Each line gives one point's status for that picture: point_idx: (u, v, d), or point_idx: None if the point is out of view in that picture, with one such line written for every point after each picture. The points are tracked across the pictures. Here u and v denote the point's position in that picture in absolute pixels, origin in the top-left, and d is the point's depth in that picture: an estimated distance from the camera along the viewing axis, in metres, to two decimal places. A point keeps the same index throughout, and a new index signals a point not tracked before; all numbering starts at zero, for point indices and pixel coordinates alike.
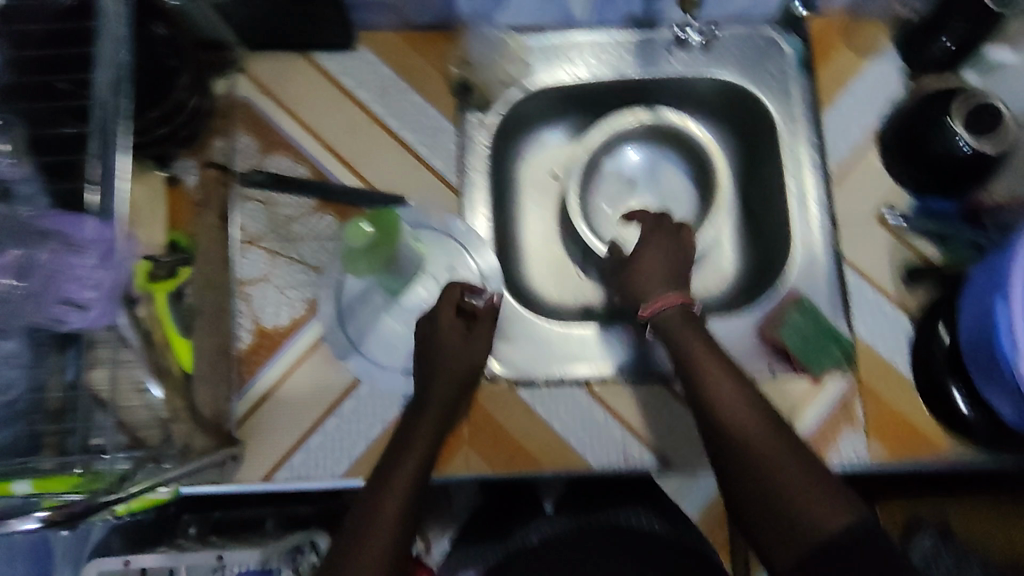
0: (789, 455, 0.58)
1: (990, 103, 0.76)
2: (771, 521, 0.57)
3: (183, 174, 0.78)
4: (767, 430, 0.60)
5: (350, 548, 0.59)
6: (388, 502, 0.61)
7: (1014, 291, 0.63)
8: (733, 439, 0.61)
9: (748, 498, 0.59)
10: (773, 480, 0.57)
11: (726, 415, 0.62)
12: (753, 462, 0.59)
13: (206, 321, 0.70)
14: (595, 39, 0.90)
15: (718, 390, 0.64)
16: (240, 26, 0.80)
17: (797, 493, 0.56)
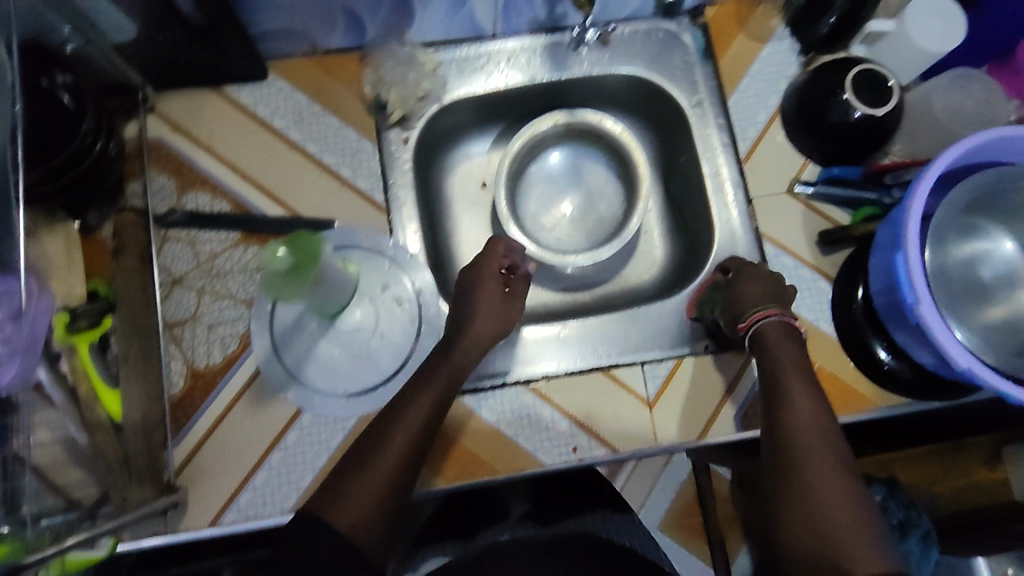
0: (836, 485, 0.58)
1: (875, 70, 0.81)
2: (804, 554, 0.56)
3: (98, 223, 0.79)
4: (828, 463, 0.60)
5: (354, 475, 0.63)
6: (391, 444, 0.65)
7: (908, 240, 0.64)
8: (787, 466, 0.61)
9: (790, 532, 0.58)
10: (820, 519, 0.57)
11: (785, 445, 0.62)
12: (805, 495, 0.58)
13: (132, 369, 0.74)
14: (504, 45, 0.90)
15: (798, 419, 0.64)
16: (144, 67, 0.81)
17: (841, 531, 0.55)
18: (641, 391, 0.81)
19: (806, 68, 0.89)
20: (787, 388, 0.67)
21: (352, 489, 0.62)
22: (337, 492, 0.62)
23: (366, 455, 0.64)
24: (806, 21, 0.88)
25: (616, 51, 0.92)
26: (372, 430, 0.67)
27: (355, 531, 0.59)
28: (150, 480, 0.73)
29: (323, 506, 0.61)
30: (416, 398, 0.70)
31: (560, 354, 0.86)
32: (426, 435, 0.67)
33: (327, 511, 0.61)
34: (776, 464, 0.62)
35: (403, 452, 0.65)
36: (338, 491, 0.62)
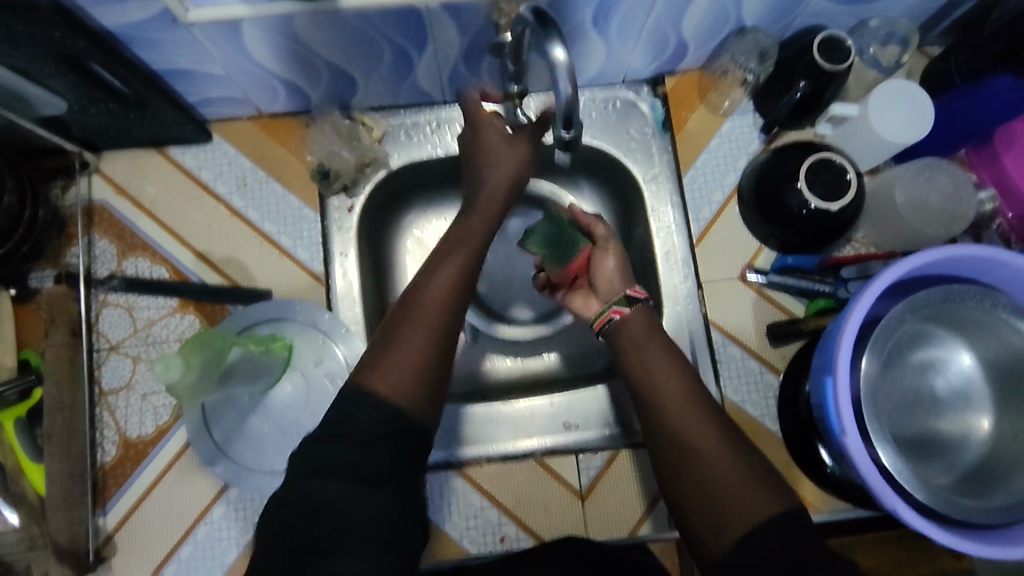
0: (714, 437, 0.61)
1: (833, 160, 0.77)
2: (701, 506, 0.59)
3: (38, 284, 0.81)
4: (698, 421, 0.62)
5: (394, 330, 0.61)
6: (422, 309, 0.61)
7: (838, 368, 0.62)
8: (664, 426, 0.63)
9: (682, 486, 0.60)
10: (712, 470, 0.59)
11: (655, 407, 0.64)
12: (693, 456, 0.60)
13: (57, 445, 0.73)
14: (455, 112, 0.88)
15: (660, 388, 0.64)
16: (82, 134, 0.80)
17: (730, 481, 0.58)
18: (574, 482, 0.79)
19: (767, 146, 0.86)
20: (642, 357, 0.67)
21: (387, 359, 0.59)
22: (375, 364, 0.59)
23: (400, 318, 0.61)
24: (768, 100, 0.84)
25: None
26: (407, 296, 0.63)
27: (392, 395, 0.57)
28: (70, 558, 0.73)
29: (358, 375, 0.58)
30: (453, 246, 0.67)
31: (500, 434, 0.82)
32: (465, 285, 0.64)
33: (366, 381, 0.58)
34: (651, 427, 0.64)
35: (438, 310, 0.62)
36: (372, 359, 0.59)
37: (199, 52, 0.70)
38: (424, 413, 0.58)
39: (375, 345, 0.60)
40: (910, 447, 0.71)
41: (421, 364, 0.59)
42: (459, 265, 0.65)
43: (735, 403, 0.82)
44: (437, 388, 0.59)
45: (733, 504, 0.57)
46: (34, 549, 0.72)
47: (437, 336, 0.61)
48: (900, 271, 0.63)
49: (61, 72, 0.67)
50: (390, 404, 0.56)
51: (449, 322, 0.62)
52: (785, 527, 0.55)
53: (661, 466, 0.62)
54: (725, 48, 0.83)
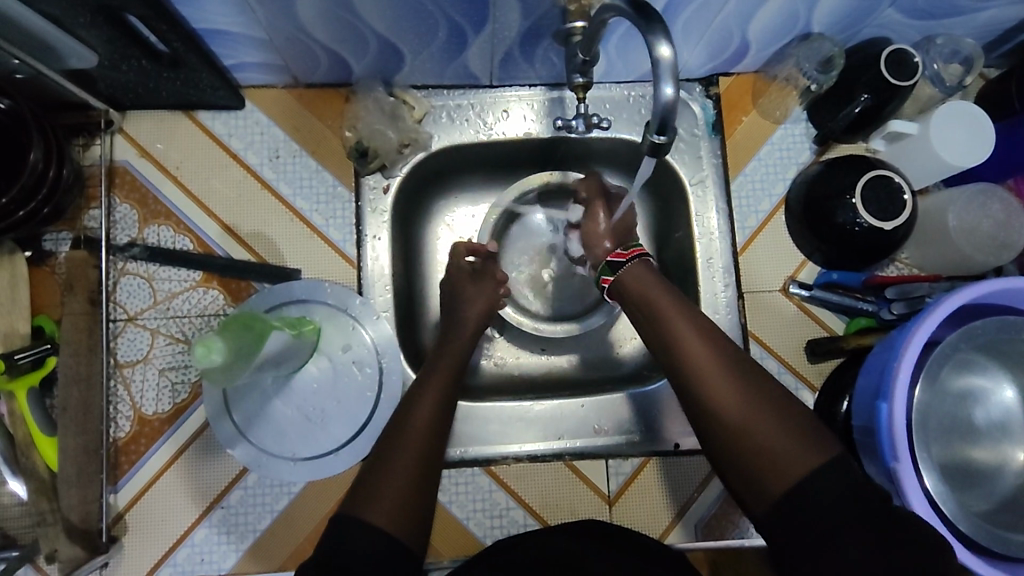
0: (756, 403, 0.60)
1: (890, 178, 0.76)
2: (747, 471, 0.59)
3: (54, 247, 0.77)
4: (737, 384, 0.61)
5: (384, 458, 0.65)
6: (407, 446, 0.65)
7: (894, 393, 0.62)
8: (702, 395, 0.62)
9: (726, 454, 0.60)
10: (757, 437, 0.58)
11: (688, 379, 0.63)
12: (734, 424, 0.60)
13: (71, 420, 0.70)
14: (501, 97, 0.85)
15: (692, 359, 0.63)
16: (108, 91, 0.75)
17: (776, 445, 0.58)
18: (603, 487, 0.79)
19: (818, 158, 0.85)
20: (671, 325, 0.66)
21: (378, 493, 0.61)
22: (367, 496, 0.61)
23: (387, 453, 0.65)
24: (826, 111, 0.82)
25: (621, 115, 0.85)
26: (392, 426, 0.68)
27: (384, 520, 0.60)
28: (81, 536, 0.70)
29: (350, 507, 0.61)
30: (428, 387, 0.71)
31: (527, 435, 0.80)
32: (444, 411, 0.70)
33: (359, 513, 0.60)
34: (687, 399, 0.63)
35: (422, 447, 0.66)
36: (363, 493, 0.62)
37: (245, 14, 0.66)
38: (412, 537, 0.61)
39: (364, 478, 0.64)
40: (954, 475, 0.70)
41: (409, 494, 0.62)
42: (437, 401, 0.70)
43: None
44: (424, 517, 0.63)
45: (780, 470, 0.57)
46: (42, 525, 0.69)
47: (421, 471, 0.64)
48: (961, 300, 0.62)
49: (98, 24, 0.63)
50: (386, 531, 0.59)
51: (429, 459, 0.66)
52: (836, 485, 0.55)
53: (703, 432, 0.62)
54: (789, 53, 0.80)
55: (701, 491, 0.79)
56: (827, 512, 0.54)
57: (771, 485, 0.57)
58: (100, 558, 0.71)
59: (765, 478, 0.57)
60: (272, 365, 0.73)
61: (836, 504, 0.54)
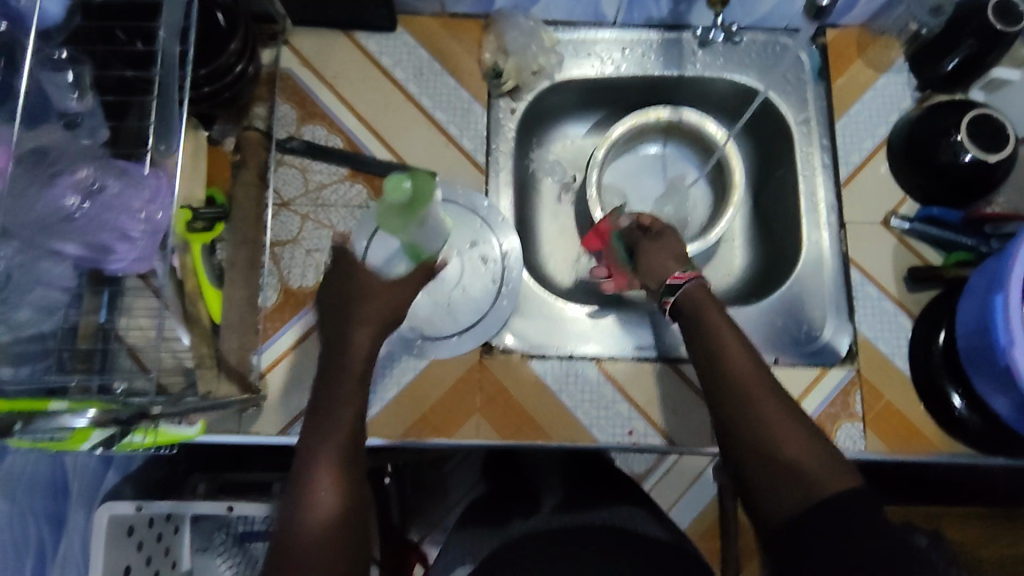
0: (776, 407, 0.58)
1: (994, 117, 0.81)
2: (769, 479, 0.56)
3: (222, 136, 0.86)
4: (764, 387, 0.59)
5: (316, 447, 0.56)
6: (332, 460, 0.55)
7: (1012, 282, 0.64)
8: (729, 391, 0.60)
9: (750, 460, 0.58)
10: (782, 447, 0.57)
11: (731, 380, 0.61)
12: (759, 429, 0.58)
13: (236, 275, 0.80)
14: (623, 35, 0.93)
15: (733, 360, 0.61)
16: (286, 1, 0.86)
17: (799, 456, 0.56)
18: (703, 390, 0.83)
19: (920, 104, 0.90)
20: (717, 335, 0.64)
21: (303, 509, 0.53)
22: (289, 516, 0.53)
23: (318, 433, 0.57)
24: (927, 58, 0.88)
25: (732, 59, 0.93)
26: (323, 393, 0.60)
27: (314, 524, 0.52)
28: (237, 378, 0.77)
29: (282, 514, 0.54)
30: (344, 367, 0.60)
31: (614, 342, 0.87)
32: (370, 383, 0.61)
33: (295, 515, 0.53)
34: (721, 394, 0.61)
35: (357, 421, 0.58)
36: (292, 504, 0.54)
37: None
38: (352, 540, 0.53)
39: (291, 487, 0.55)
40: None
41: (333, 515, 0.53)
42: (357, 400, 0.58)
43: (868, 339, 0.83)
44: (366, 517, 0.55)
45: (803, 484, 0.55)
46: (200, 367, 0.72)
47: (352, 490, 0.54)
48: None
49: None
50: (321, 528, 0.52)
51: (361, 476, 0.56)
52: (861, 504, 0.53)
53: (727, 432, 0.60)
54: None
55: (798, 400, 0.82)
56: (854, 526, 0.51)
57: (787, 493, 0.55)
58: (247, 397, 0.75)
59: (788, 490, 0.55)
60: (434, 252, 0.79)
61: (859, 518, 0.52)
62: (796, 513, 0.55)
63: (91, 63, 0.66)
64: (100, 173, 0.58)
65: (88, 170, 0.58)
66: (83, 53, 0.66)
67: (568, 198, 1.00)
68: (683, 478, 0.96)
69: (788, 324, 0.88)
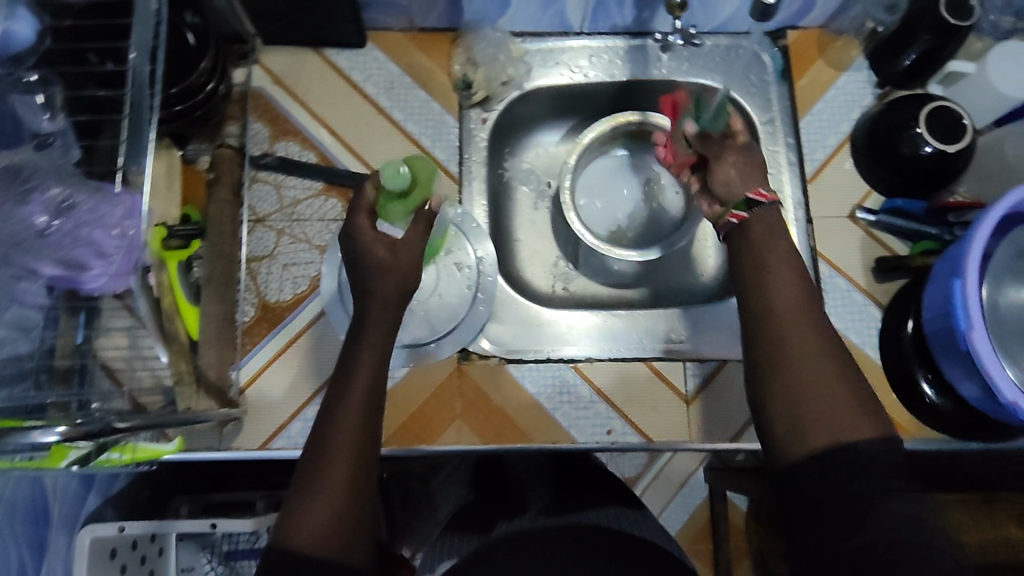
0: (813, 345, 0.57)
1: (952, 109, 0.83)
2: (794, 416, 0.55)
3: (196, 155, 0.87)
4: (805, 326, 0.58)
5: (325, 434, 0.59)
6: (339, 457, 0.57)
7: (968, 268, 0.66)
8: (769, 323, 0.59)
9: (774, 396, 0.57)
10: (803, 383, 0.56)
11: (769, 315, 0.59)
12: (789, 364, 0.57)
13: (213, 290, 0.80)
14: (589, 43, 0.95)
15: (776, 300, 0.59)
16: (256, 21, 0.87)
17: (826, 399, 0.55)
18: (681, 387, 0.84)
19: (880, 100, 0.92)
20: (763, 275, 0.61)
21: (307, 498, 0.56)
22: (292, 514, 0.56)
23: (330, 415, 0.60)
24: (885, 55, 0.90)
25: (697, 62, 0.95)
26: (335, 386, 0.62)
27: (310, 534, 0.55)
28: (215, 394, 0.77)
29: (286, 507, 0.57)
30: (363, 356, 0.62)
31: (597, 343, 0.87)
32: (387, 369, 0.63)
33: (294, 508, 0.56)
34: (757, 330, 0.59)
35: (366, 408, 0.60)
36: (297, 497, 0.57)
37: None
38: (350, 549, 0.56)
39: (300, 478, 0.58)
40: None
41: (332, 513, 0.55)
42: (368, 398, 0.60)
43: (839, 330, 0.85)
44: (364, 519, 0.58)
45: (827, 423, 0.54)
46: (180, 384, 0.74)
47: (355, 488, 0.57)
48: (1005, 208, 0.67)
49: None
50: (316, 538, 0.55)
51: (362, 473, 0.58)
52: (877, 457, 0.53)
53: (755, 367, 0.59)
54: None
55: None
56: (856, 481, 0.53)
57: (808, 436, 0.55)
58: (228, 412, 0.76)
59: (813, 428, 0.55)
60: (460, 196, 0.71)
61: (862, 476, 0.53)
62: (819, 451, 0.54)
63: (61, 85, 0.66)
64: (71, 190, 0.60)
65: (60, 187, 0.60)
66: (52, 77, 0.67)
67: (544, 205, 1.01)
68: (671, 482, 1.02)
69: None
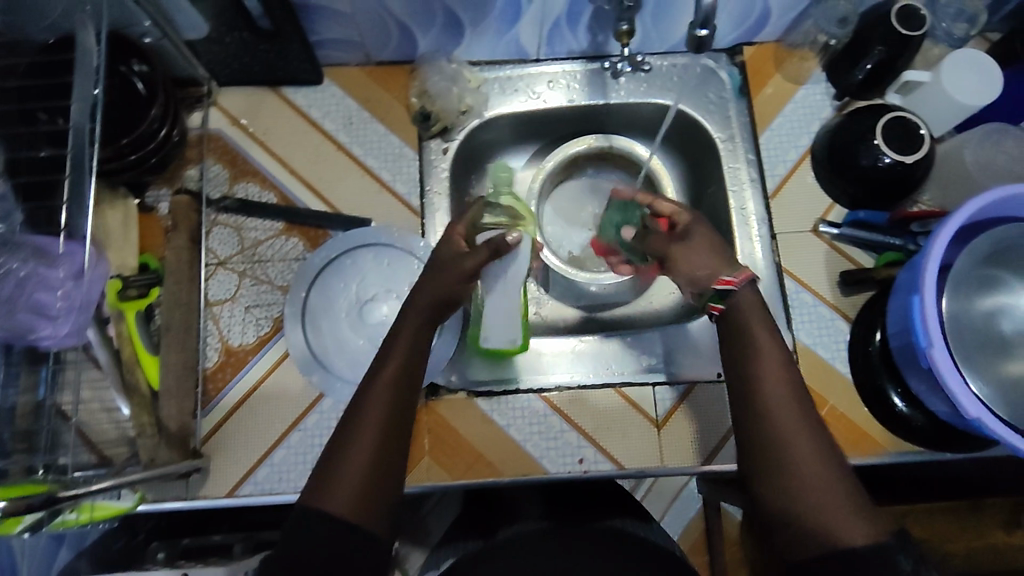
0: (810, 446, 0.56)
1: (908, 119, 0.82)
2: (790, 515, 0.54)
3: (154, 201, 0.87)
4: (800, 425, 0.57)
5: (355, 418, 0.60)
6: (368, 434, 0.58)
7: (925, 284, 0.66)
8: (763, 416, 0.59)
9: (773, 492, 0.56)
10: (798, 480, 0.55)
11: (761, 414, 0.59)
12: (784, 464, 0.56)
13: (172, 339, 0.80)
14: (547, 69, 0.95)
15: (770, 396, 0.59)
16: (209, 64, 0.87)
17: (825, 502, 0.53)
18: (651, 411, 0.83)
19: (839, 112, 0.92)
20: (756, 368, 0.61)
21: (336, 474, 0.56)
22: (327, 479, 0.56)
23: (360, 401, 0.61)
24: (841, 68, 0.90)
25: (655, 83, 0.95)
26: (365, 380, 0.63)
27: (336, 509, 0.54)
28: (177, 445, 0.76)
29: (313, 484, 0.57)
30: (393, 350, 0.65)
31: (575, 368, 0.87)
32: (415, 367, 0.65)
33: (320, 489, 0.56)
34: (751, 432, 0.59)
35: (394, 397, 0.61)
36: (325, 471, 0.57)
37: None
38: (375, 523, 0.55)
39: (328, 456, 0.58)
40: (996, 384, 0.71)
41: (370, 474, 0.56)
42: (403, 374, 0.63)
43: (806, 346, 0.85)
44: (392, 497, 0.57)
45: (822, 523, 0.52)
46: (143, 437, 0.75)
47: (381, 460, 0.57)
48: (963, 220, 0.67)
49: None
50: (342, 515, 0.54)
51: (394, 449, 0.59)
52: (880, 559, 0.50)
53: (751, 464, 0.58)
54: (807, 16, 0.88)
55: None
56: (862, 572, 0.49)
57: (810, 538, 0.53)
58: (192, 462, 0.75)
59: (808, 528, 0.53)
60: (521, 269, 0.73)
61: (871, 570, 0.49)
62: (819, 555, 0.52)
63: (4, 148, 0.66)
64: (7, 256, 0.60)
65: None
66: None
67: None
68: (665, 494, 0.93)
69: None
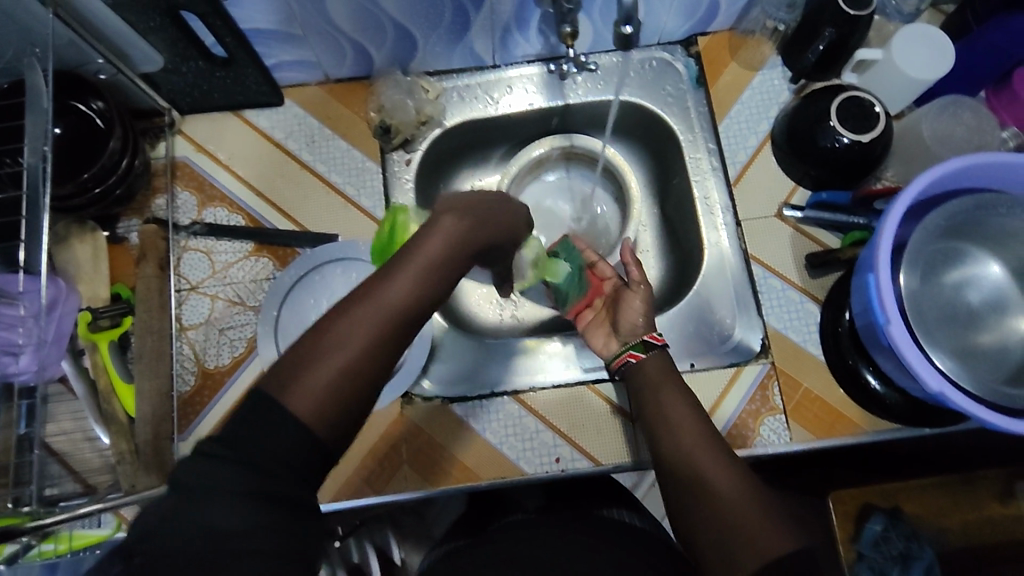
0: (725, 471, 0.56)
1: (861, 98, 0.82)
2: (712, 534, 0.52)
3: (125, 232, 0.88)
4: (712, 454, 0.58)
5: (357, 302, 0.47)
6: (365, 322, 0.46)
7: (879, 260, 0.66)
8: (679, 453, 0.59)
9: (693, 519, 0.54)
10: (715, 493, 0.54)
11: (673, 454, 0.60)
12: (700, 488, 0.55)
13: (147, 367, 0.80)
14: (503, 74, 0.96)
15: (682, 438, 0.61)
16: (170, 94, 0.89)
17: (743, 516, 0.51)
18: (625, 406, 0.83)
19: (797, 95, 0.92)
20: (666, 410, 0.64)
21: (314, 364, 0.44)
22: (297, 367, 0.44)
23: (365, 289, 0.48)
24: (794, 51, 0.90)
25: (612, 80, 0.95)
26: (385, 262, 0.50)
27: (303, 411, 0.43)
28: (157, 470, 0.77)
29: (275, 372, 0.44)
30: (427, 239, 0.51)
31: (551, 367, 0.87)
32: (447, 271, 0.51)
33: (286, 380, 0.44)
34: (669, 469, 0.60)
35: (408, 295, 0.48)
36: (299, 359, 0.45)
37: (282, 10, 0.77)
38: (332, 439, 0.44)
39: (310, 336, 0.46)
40: (963, 356, 0.71)
41: (350, 380, 0.45)
42: (422, 276, 0.49)
43: (777, 330, 0.85)
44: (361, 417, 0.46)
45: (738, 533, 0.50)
46: (121, 464, 0.76)
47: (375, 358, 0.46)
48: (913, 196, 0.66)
49: (163, 28, 0.75)
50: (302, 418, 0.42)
51: (384, 369, 0.47)
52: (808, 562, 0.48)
53: (673, 495, 0.58)
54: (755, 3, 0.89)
55: (723, 398, 0.83)
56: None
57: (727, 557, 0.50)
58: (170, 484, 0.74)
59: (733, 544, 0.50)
60: (506, 262, 0.71)
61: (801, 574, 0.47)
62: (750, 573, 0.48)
63: None
64: None
65: None
66: None
67: None
68: None
69: (699, 329, 0.88)
